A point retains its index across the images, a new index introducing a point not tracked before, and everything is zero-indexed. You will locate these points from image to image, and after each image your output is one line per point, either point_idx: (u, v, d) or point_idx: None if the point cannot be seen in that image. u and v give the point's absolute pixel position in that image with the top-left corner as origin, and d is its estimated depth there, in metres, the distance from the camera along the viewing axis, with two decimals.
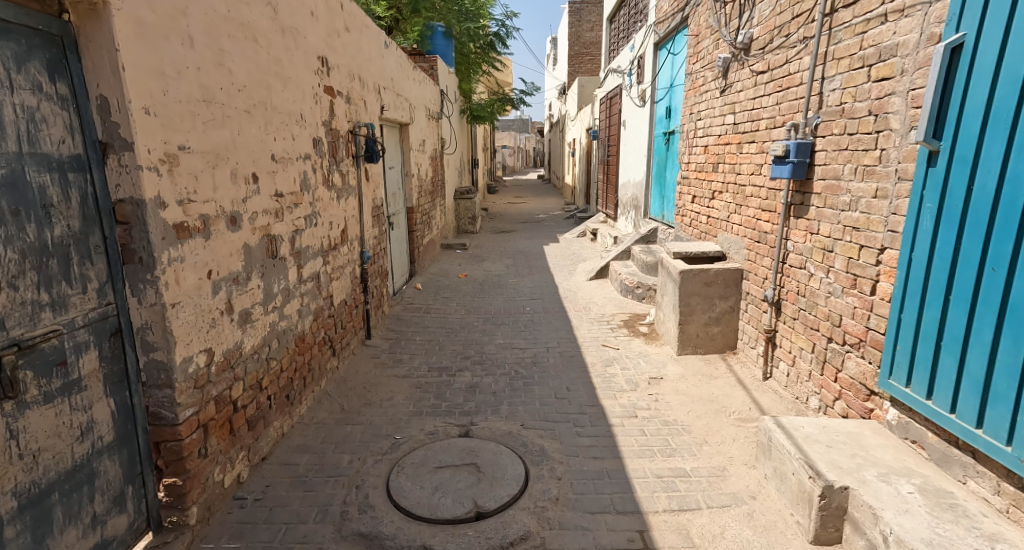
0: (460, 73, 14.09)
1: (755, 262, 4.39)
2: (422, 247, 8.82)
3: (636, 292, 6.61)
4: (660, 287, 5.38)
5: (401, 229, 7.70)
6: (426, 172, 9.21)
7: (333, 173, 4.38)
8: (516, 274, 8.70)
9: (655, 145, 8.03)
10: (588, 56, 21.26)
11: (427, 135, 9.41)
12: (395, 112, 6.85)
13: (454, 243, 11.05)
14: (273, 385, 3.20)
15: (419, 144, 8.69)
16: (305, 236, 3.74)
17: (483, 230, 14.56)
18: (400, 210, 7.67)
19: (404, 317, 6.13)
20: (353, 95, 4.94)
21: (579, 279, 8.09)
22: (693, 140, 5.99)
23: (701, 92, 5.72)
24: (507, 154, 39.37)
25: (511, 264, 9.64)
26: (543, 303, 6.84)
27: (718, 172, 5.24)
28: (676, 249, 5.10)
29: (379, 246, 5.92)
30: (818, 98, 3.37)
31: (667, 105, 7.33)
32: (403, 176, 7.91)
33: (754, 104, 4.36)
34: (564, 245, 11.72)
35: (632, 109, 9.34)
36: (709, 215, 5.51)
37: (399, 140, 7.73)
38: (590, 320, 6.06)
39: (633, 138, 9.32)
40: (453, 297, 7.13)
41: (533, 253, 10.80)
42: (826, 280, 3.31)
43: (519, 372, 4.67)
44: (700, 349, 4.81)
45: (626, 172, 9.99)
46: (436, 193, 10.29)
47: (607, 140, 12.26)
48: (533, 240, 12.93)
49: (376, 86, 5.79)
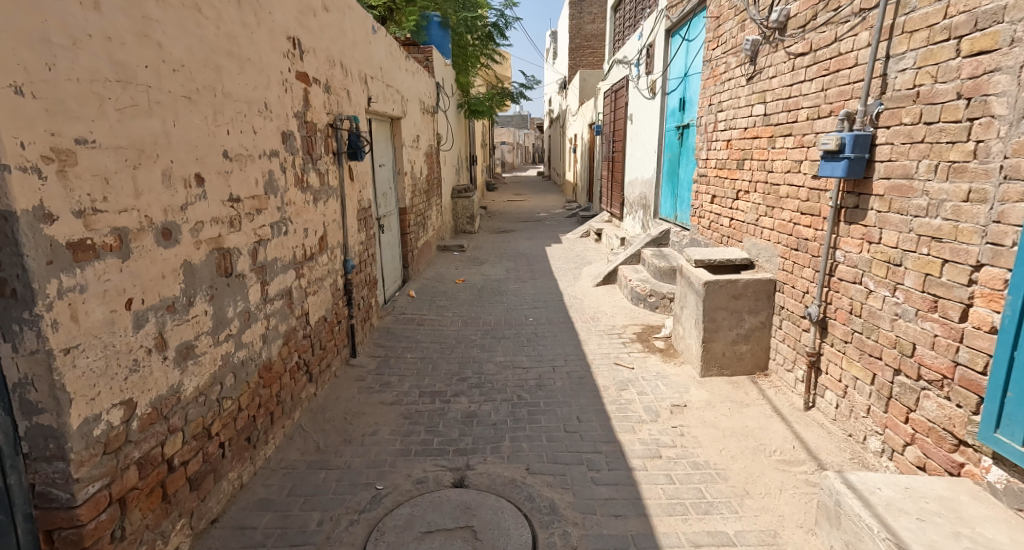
0: (457, 66, 13.52)
1: (792, 272, 3.85)
2: (417, 251, 8.28)
3: (648, 301, 6.07)
4: (678, 297, 4.84)
5: (393, 232, 7.15)
6: (420, 170, 8.67)
7: (309, 173, 3.83)
8: (517, 279, 8.16)
9: (666, 140, 7.49)
10: (589, 50, 20.72)
11: (422, 130, 8.86)
12: (385, 104, 6.30)
13: (452, 245, 10.52)
14: (227, 430, 2.65)
15: (413, 140, 8.14)
16: (272, 247, 3.20)
17: (481, 230, 14.02)
18: (392, 211, 7.12)
19: (395, 330, 5.58)
20: (334, 84, 4.39)
21: (585, 285, 7.55)
22: (713, 134, 5.45)
23: (722, 81, 5.17)
24: (506, 150, 38.81)
25: (511, 268, 9.09)
26: (548, 313, 6.30)
27: (744, 170, 4.70)
28: (697, 256, 4.56)
29: (367, 253, 5.38)
30: (880, 82, 2.83)
31: (681, 96, 6.78)
32: (395, 174, 7.36)
33: (792, 92, 3.81)
34: (567, 246, 11.17)
35: (640, 102, 8.79)
36: (732, 217, 4.97)
37: (391, 136, 7.18)
38: (600, 333, 5.52)
39: (641, 133, 8.77)
40: (450, 307, 6.59)
41: (535, 255, 10.25)
42: (892, 300, 2.77)
43: (522, 397, 4.13)
44: (726, 371, 4.26)
45: (633, 169, 9.45)
46: (432, 191, 9.74)
47: (612, 135, 11.72)
48: (535, 240, 12.38)
49: (361, 76, 5.24)
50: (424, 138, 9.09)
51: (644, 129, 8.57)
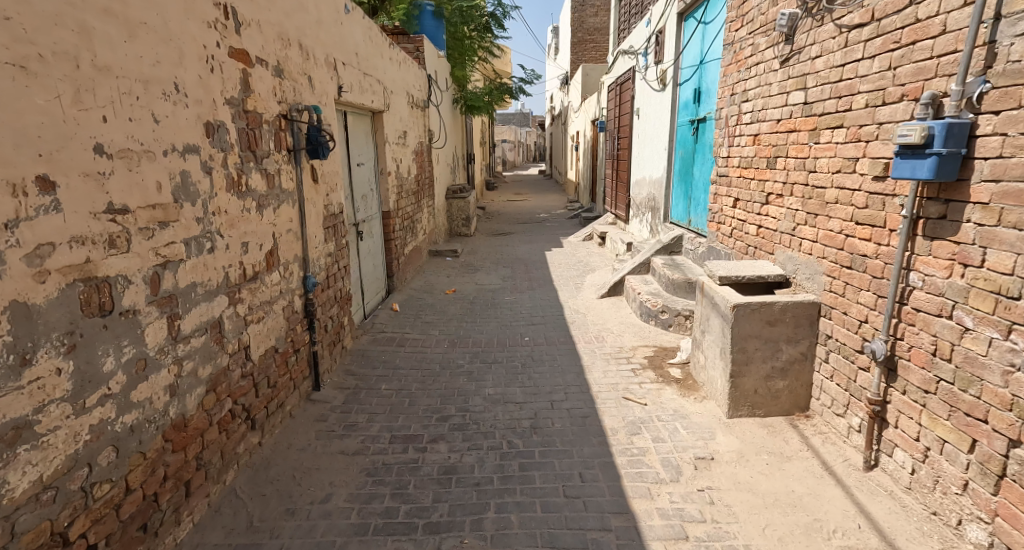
0: (453, 60, 12.91)
1: (843, 296, 3.13)
2: (403, 258, 7.60)
3: (660, 319, 5.37)
4: (697, 320, 4.15)
5: (373, 239, 6.46)
6: (408, 169, 8.00)
7: (250, 174, 3.13)
8: (514, 289, 7.47)
9: (678, 136, 6.79)
10: (592, 44, 20.01)
11: (410, 126, 8.20)
12: (362, 96, 5.62)
13: (444, 250, 9.86)
14: (101, 526, 1.96)
15: (398, 136, 7.46)
16: (189, 268, 2.50)
17: (478, 232, 13.35)
18: (372, 216, 6.44)
19: (370, 354, 4.89)
20: (288, 67, 3.69)
21: (588, 297, 6.84)
22: (737, 129, 4.75)
23: (749, 67, 4.47)
24: (506, 149, 38.12)
25: (507, 276, 8.41)
26: (546, 331, 5.61)
27: (777, 169, 4.00)
28: (722, 273, 3.86)
29: (336, 266, 4.67)
30: (986, 53, 2.16)
31: (697, 86, 6.08)
32: (377, 174, 6.68)
33: (844, 72, 3.11)
34: (568, 251, 10.48)
35: (648, 94, 8.07)
36: (760, 225, 4.27)
37: (371, 132, 6.49)
38: (605, 357, 4.82)
39: (649, 129, 8.07)
40: (437, 324, 5.90)
41: (533, 261, 9.56)
42: (1007, 346, 2.11)
43: (513, 444, 3.44)
44: (758, 412, 3.54)
45: (640, 168, 8.75)
46: (422, 192, 9.07)
47: (617, 132, 11.01)
48: (534, 244, 11.69)
49: (329, 61, 4.56)
50: (413, 135, 8.42)
51: (652, 124, 7.87)
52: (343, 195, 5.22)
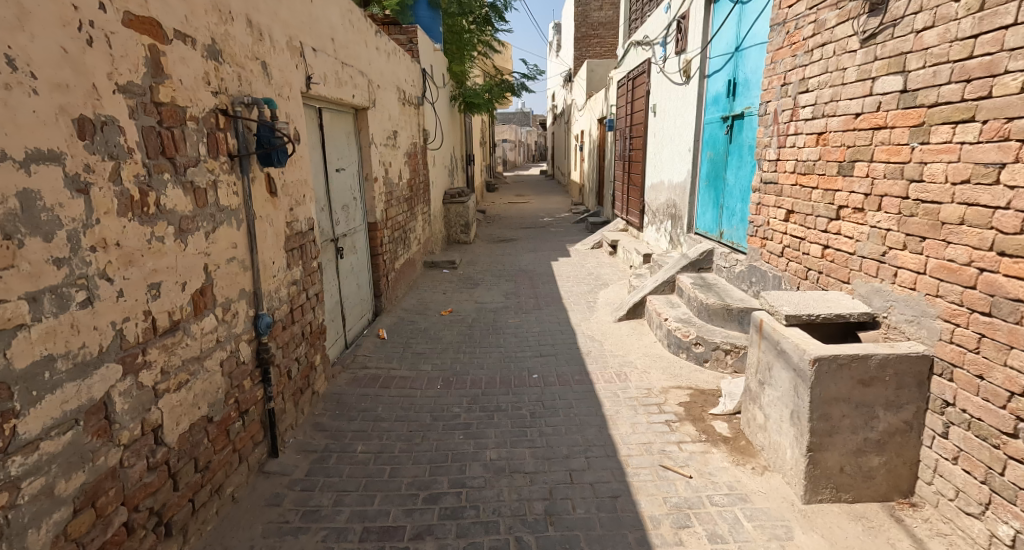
0: (451, 55, 12.25)
1: (977, 353, 2.31)
2: (392, 274, 6.79)
3: (694, 352, 4.57)
4: (751, 365, 3.32)
5: (356, 255, 5.65)
6: (398, 174, 7.20)
7: (164, 189, 2.30)
8: (518, 309, 6.66)
9: (707, 135, 6.02)
10: (596, 39, 19.20)
11: (401, 125, 7.40)
12: (341, 89, 4.81)
13: (441, 260, 9.08)
14: None
15: (388, 137, 6.67)
16: (41, 335, 1.75)
17: (477, 238, 12.56)
18: (354, 229, 5.63)
19: (348, 402, 4.07)
20: (229, 46, 2.85)
21: (603, 320, 6.03)
22: (791, 126, 3.95)
23: (812, 50, 3.65)
24: (507, 148, 37.38)
25: (510, 292, 7.61)
26: (557, 367, 4.80)
27: (853, 177, 3.19)
28: (789, 311, 3.03)
29: (304, 294, 3.85)
30: None
31: (733, 77, 5.28)
32: (361, 180, 5.87)
33: (974, 47, 2.36)
34: (576, 261, 9.66)
35: (669, 89, 7.27)
36: (829, 246, 3.47)
37: (354, 132, 5.68)
38: (630, 404, 4.01)
39: (669, 128, 7.30)
40: (430, 356, 5.08)
41: (539, 273, 8.75)
42: None
43: (522, 542, 2.63)
44: (845, 498, 2.70)
45: (657, 171, 7.95)
46: (415, 199, 8.28)
47: (628, 131, 10.19)
48: (539, 253, 10.88)
49: (292, 44, 3.74)
50: (404, 136, 7.63)
51: (673, 122, 7.11)
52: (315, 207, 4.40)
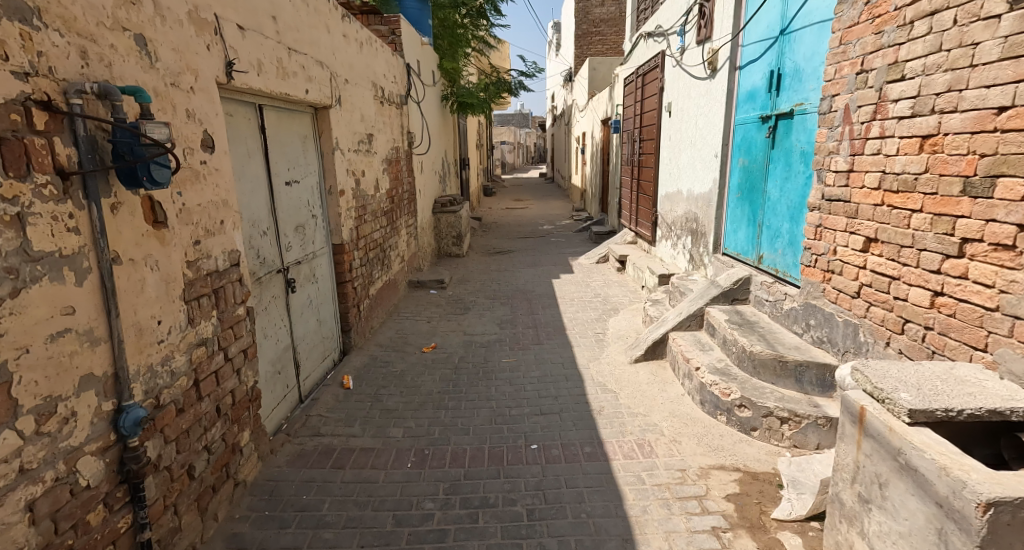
0: (442, 49, 11.44)
1: None
2: (365, 303, 5.80)
3: (738, 418, 3.59)
4: (843, 469, 2.29)
5: (312, 286, 4.65)
6: (373, 184, 6.24)
7: None
8: (514, 344, 5.68)
9: (739, 139, 5.08)
10: (597, 36, 18.27)
11: (377, 128, 6.42)
12: (286, 82, 3.81)
13: (428, 279, 8.13)
14: None
15: (360, 142, 5.69)
16: None
17: (470, 250, 11.61)
18: (311, 254, 4.64)
19: (285, 495, 3.08)
20: (56, 5, 1.87)
21: (616, 360, 5.06)
22: (873, 127, 2.97)
23: (914, 22, 2.67)
24: (506, 150, 36.51)
25: (504, 319, 6.64)
26: (560, 432, 3.83)
27: (990, 199, 2.30)
28: (913, 403, 2.00)
29: (221, 355, 2.85)
30: None
31: (776, 67, 4.32)
32: (322, 193, 4.88)
33: None
34: (580, 278, 8.70)
35: (690, 84, 6.30)
36: (939, 291, 2.53)
37: (312, 136, 4.70)
38: (660, 499, 3.03)
39: (689, 129, 6.34)
40: (403, 415, 4.10)
41: (538, 294, 7.78)
42: None
43: None
44: None
45: (675, 180, 7.00)
46: (395, 211, 7.33)
47: (637, 133, 9.22)
48: (538, 268, 9.91)
49: (200, 16, 2.75)
50: (382, 140, 6.65)
51: (694, 123, 6.16)
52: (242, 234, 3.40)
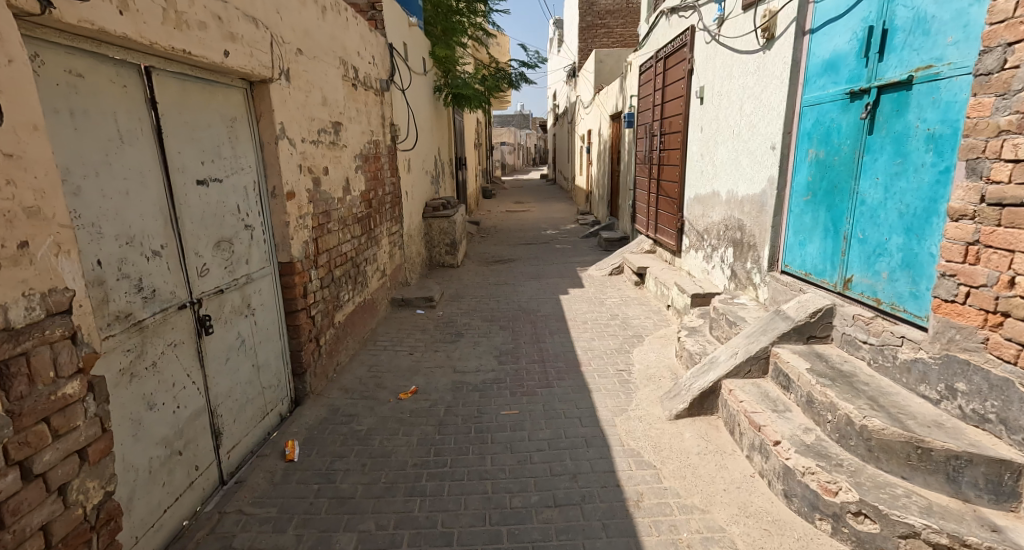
0: (435, 36, 10.44)
1: None
2: (329, 334, 4.62)
3: (854, 533, 2.46)
4: None
5: (244, 321, 3.46)
6: (339, 184, 5.07)
7: None
8: (516, 388, 4.51)
9: (810, 125, 3.96)
10: (603, 29, 17.17)
11: (346, 115, 5.26)
12: (186, 34, 2.64)
13: (415, 298, 6.97)
14: None
15: (320, 132, 4.52)
16: None
17: (466, 259, 10.43)
18: (243, 278, 3.45)
19: None
20: None
21: (650, 415, 3.88)
22: None
23: None
24: (506, 151, 35.44)
25: (503, 350, 5.47)
26: (583, 542, 2.67)
27: None
28: None
29: (15, 473, 1.77)
30: None
31: (877, 21, 3.20)
32: (260, 196, 3.67)
33: None
34: (592, 295, 7.53)
35: (736, 60, 5.17)
36: None
37: (246, 119, 3.51)
38: None
39: (734, 117, 5.22)
40: (359, 510, 2.92)
41: (543, 315, 6.61)
42: None
43: None
44: None
45: (713, 179, 5.86)
46: (372, 218, 6.16)
47: (657, 127, 8.08)
48: (542, 281, 8.74)
49: None
50: (353, 130, 5.49)
51: (743, 107, 5.02)
52: (88, 259, 2.23)
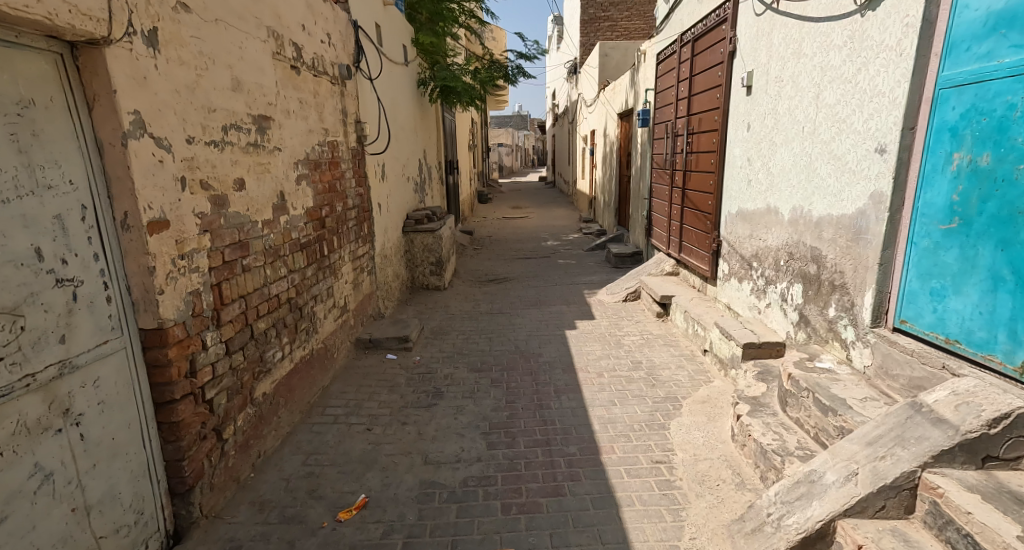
0: (420, 22, 9.16)
1: None
2: (243, 418, 3.23)
3: None
4: None
5: (52, 440, 2.11)
6: (266, 201, 3.68)
7: None
8: (510, 499, 3.16)
9: (954, 116, 2.67)
10: (606, 22, 15.85)
11: (277, 106, 3.88)
12: None
13: (387, 339, 5.61)
14: None
15: (225, 127, 3.13)
16: None
17: (456, 279, 9.08)
18: (47, 372, 2.10)
19: None
20: None
21: None
22: None
23: None
24: (503, 154, 34.18)
25: (495, 422, 4.10)
26: None
27: None
28: None
29: None
30: None
31: None
32: (97, 229, 2.29)
33: None
34: (607, 331, 6.18)
35: (810, 29, 3.85)
36: None
37: (59, 106, 2.16)
38: None
39: (809, 108, 3.88)
40: None
41: (546, 363, 5.26)
42: None
43: None
44: None
45: (771, 190, 4.52)
46: (325, 241, 4.79)
47: (682, 125, 6.74)
48: (543, 308, 7.38)
49: None
50: (289, 127, 4.12)
51: (825, 95, 3.67)
52: None
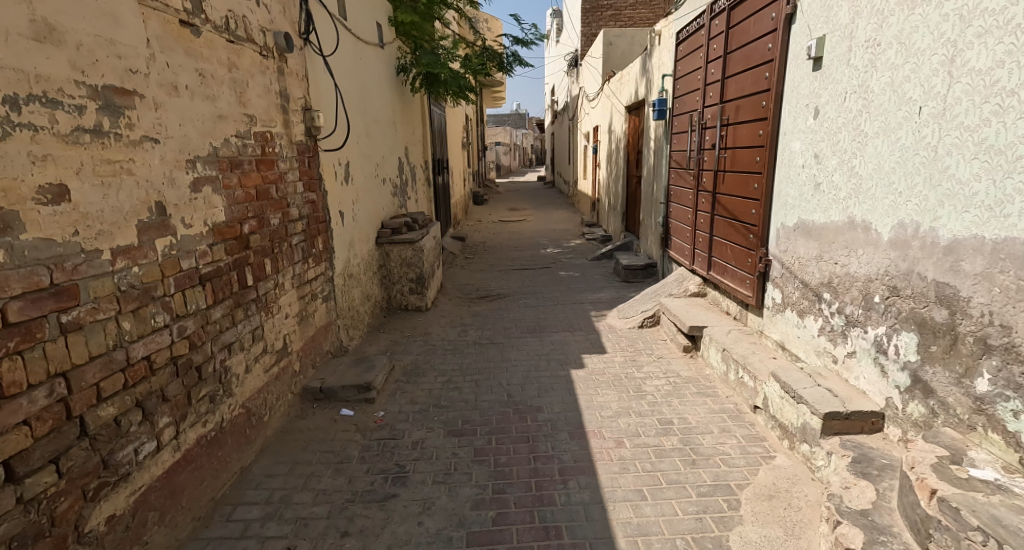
0: None
1: None
2: None
3: None
4: None
5: None
6: (126, 218, 2.45)
7: None
8: None
9: None
10: (609, 10, 14.58)
11: (149, 78, 2.64)
12: None
13: (342, 389, 4.36)
14: None
15: (17, 101, 1.97)
16: None
17: (442, 296, 7.82)
18: None
19: None
20: None
21: None
22: None
23: None
24: (500, 152, 32.88)
25: (475, 534, 2.88)
26: None
27: None
28: None
29: None
30: None
31: None
32: None
33: None
34: (623, 372, 4.93)
35: None
36: None
37: None
38: None
39: (934, 80, 2.66)
40: None
41: (547, 425, 4.01)
42: None
43: None
44: None
45: (859, 196, 3.28)
46: (247, 265, 3.54)
47: (713, 115, 5.47)
48: (542, 335, 6.13)
49: None
50: (178, 110, 2.86)
51: (971, 55, 2.46)
52: None
